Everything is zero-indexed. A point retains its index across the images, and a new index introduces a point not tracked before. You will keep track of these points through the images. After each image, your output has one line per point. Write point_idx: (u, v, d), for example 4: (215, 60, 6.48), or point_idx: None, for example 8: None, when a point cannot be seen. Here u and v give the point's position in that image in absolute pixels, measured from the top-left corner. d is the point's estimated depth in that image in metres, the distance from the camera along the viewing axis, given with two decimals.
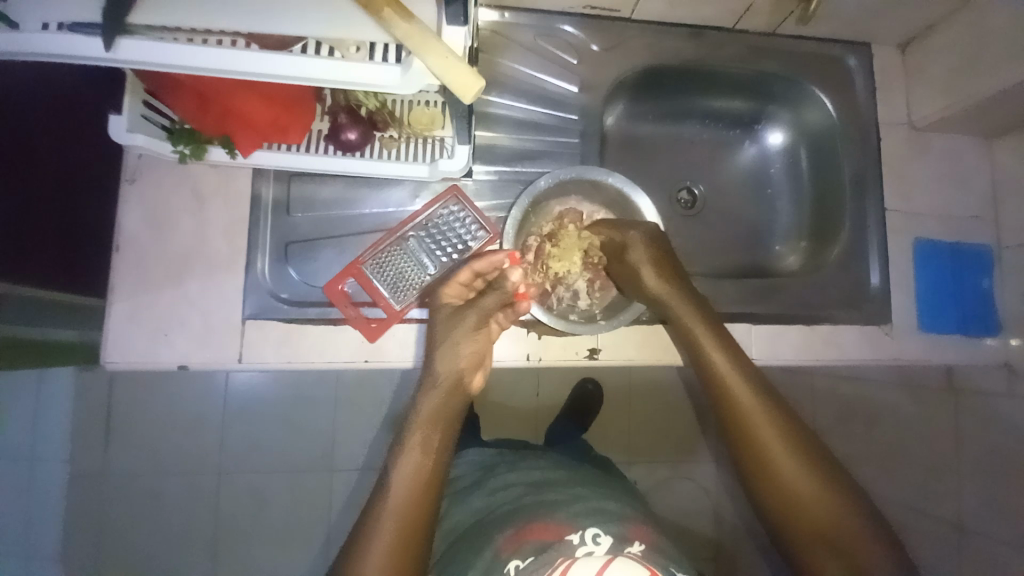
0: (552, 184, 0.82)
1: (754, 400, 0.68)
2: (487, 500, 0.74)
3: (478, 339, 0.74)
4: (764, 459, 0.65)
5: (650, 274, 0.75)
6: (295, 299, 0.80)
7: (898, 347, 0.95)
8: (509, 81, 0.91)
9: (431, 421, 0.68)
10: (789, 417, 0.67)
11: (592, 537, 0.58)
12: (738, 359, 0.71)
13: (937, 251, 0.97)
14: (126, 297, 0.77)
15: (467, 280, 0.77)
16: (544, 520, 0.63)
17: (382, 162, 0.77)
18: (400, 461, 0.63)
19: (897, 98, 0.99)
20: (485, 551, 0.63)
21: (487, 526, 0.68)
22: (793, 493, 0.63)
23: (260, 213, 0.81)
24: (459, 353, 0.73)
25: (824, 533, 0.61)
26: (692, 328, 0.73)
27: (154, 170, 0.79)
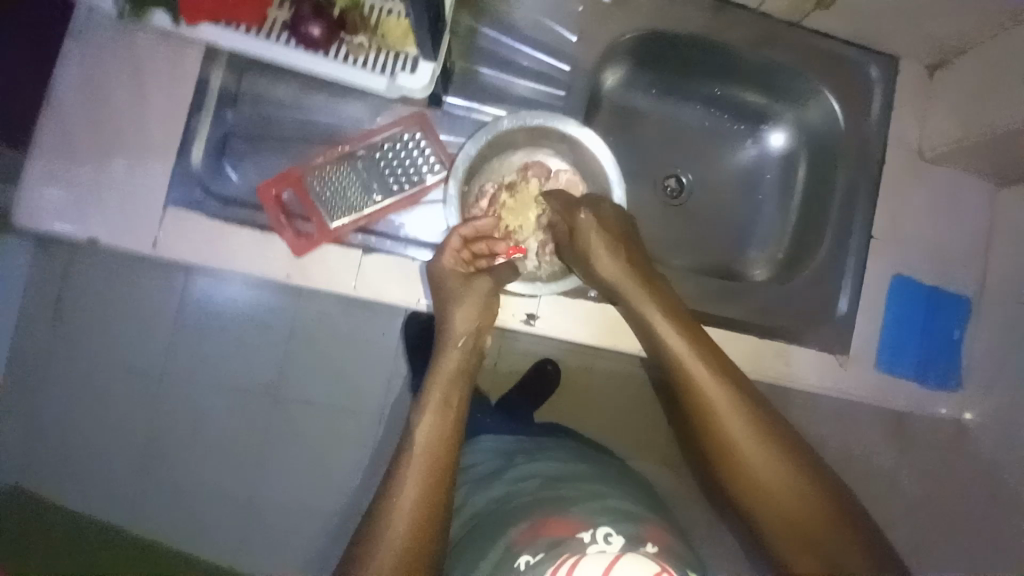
0: (513, 126, 0.75)
1: (723, 394, 0.64)
2: (509, 490, 0.67)
3: (474, 303, 0.70)
4: (733, 458, 0.63)
5: (606, 258, 0.72)
6: (224, 197, 0.75)
7: (852, 379, 0.91)
8: (502, 15, 0.83)
9: (446, 396, 0.65)
10: (758, 408, 0.64)
11: (604, 536, 0.54)
12: (705, 349, 0.67)
13: (915, 290, 0.92)
14: (47, 159, 0.72)
15: (460, 249, 0.73)
16: (561, 515, 0.59)
17: (340, 64, 0.71)
18: (418, 425, 0.63)
19: (913, 121, 0.93)
20: (500, 542, 0.60)
21: (504, 517, 0.63)
22: (766, 492, 0.61)
23: (201, 99, 0.74)
24: (455, 324, 0.69)
25: (802, 532, 0.59)
26: (651, 318, 0.70)
27: (101, 32, 0.73)
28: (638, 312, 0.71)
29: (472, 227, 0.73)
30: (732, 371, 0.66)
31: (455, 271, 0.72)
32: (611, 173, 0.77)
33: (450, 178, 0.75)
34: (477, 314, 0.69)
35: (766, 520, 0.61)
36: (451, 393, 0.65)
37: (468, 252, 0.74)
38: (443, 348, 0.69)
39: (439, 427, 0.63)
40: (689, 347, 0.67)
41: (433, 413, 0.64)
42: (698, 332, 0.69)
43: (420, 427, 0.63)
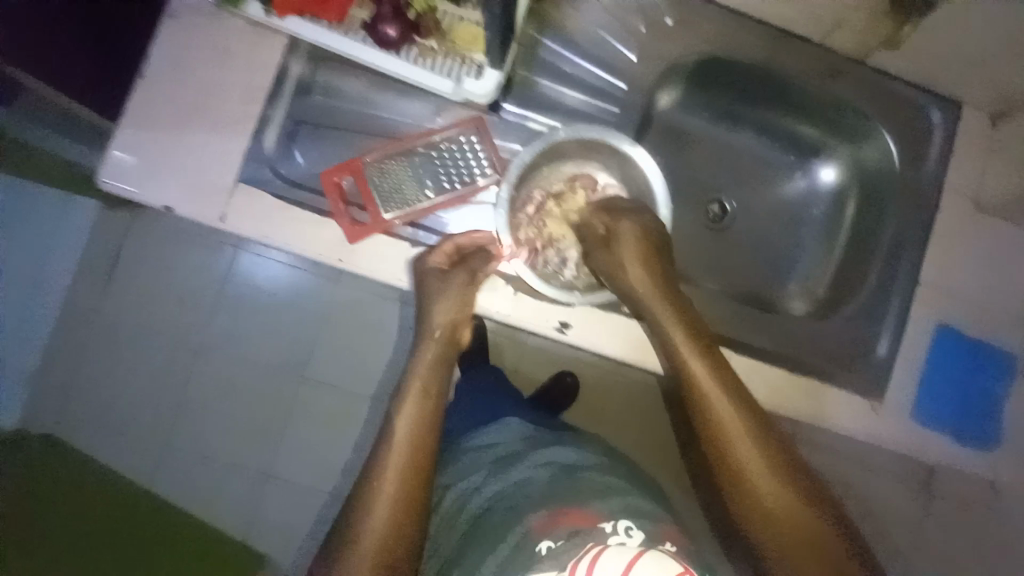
0: (572, 136, 0.77)
1: (732, 411, 0.63)
2: (520, 477, 0.67)
3: (455, 301, 0.75)
4: (739, 477, 0.60)
5: (633, 266, 0.73)
6: (291, 179, 0.79)
7: (884, 426, 0.88)
8: (565, 28, 0.86)
9: (423, 386, 0.69)
10: (763, 422, 0.62)
11: (625, 530, 0.56)
12: (718, 363, 0.67)
13: (958, 342, 0.89)
14: (129, 124, 0.76)
15: (446, 251, 0.78)
16: (581, 508, 0.60)
17: (410, 66, 0.75)
18: (398, 413, 0.66)
19: (975, 169, 0.90)
20: (516, 529, 0.61)
21: (515, 503, 0.64)
22: (769, 507, 0.58)
23: (278, 87, 0.79)
24: (434, 320, 0.75)
25: (805, 551, 0.55)
26: (666, 325, 0.71)
27: (190, 14, 0.77)
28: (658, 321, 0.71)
29: (466, 237, 0.78)
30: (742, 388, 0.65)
31: (435, 269, 0.77)
32: (660, 194, 0.79)
33: (502, 183, 0.77)
34: (454, 309, 0.75)
35: (769, 538, 0.57)
36: (429, 382, 0.69)
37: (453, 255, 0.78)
38: (424, 339, 0.74)
39: (414, 411, 0.66)
40: (704, 358, 0.67)
41: (413, 404, 0.67)
42: (712, 347, 0.69)
43: (398, 414, 0.66)
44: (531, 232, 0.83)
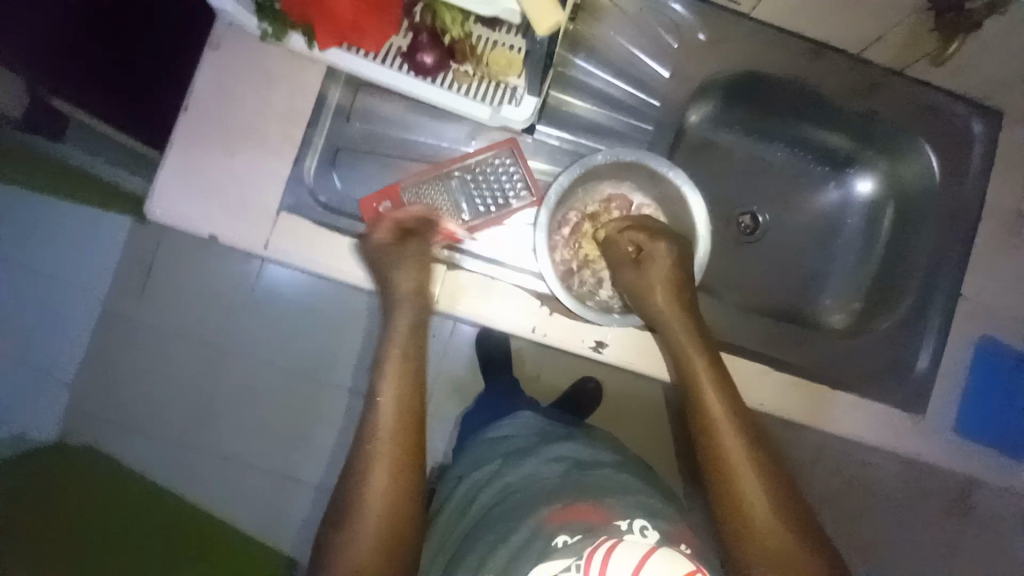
0: (608, 160, 0.78)
1: (744, 457, 0.61)
2: (537, 469, 0.71)
3: (416, 261, 0.75)
4: (750, 528, 0.57)
5: (661, 291, 0.73)
6: (331, 206, 0.81)
7: (921, 441, 0.87)
8: (598, 47, 0.86)
9: (403, 352, 0.69)
10: (771, 460, 0.61)
11: (640, 529, 0.57)
12: (736, 405, 0.65)
13: (999, 356, 0.88)
14: (177, 152, 0.78)
15: (393, 224, 0.77)
16: (592, 504, 0.61)
17: (447, 94, 0.76)
18: (383, 382, 0.66)
19: (1016, 182, 0.88)
20: (527, 521, 0.61)
21: (530, 497, 0.66)
22: (768, 545, 0.55)
23: (320, 114, 0.81)
24: (398, 282, 0.74)
25: None
26: (687, 349, 0.71)
27: (236, 43, 0.79)
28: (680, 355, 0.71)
29: (404, 211, 0.78)
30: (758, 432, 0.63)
31: (382, 240, 0.76)
32: (699, 219, 0.79)
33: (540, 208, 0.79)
34: (416, 272, 0.74)
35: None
36: (409, 348, 0.69)
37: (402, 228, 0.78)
38: (397, 303, 0.73)
39: (404, 380, 0.66)
40: (723, 397, 0.66)
41: (398, 369, 0.67)
42: (733, 388, 0.68)
43: (385, 383, 0.66)
44: (567, 253, 0.85)
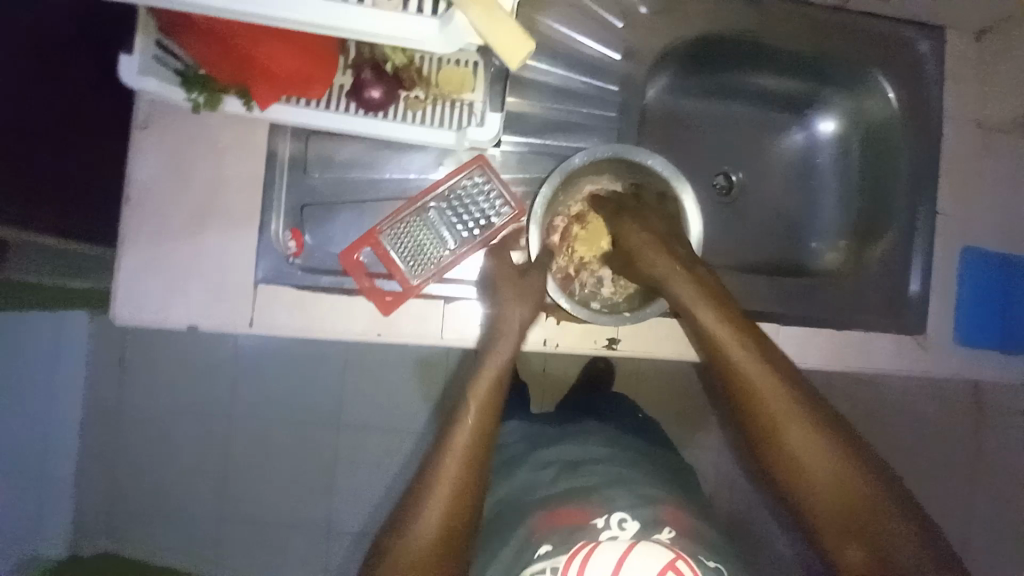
0: (587, 162, 0.77)
1: (787, 415, 0.64)
2: (529, 478, 0.74)
3: (524, 296, 0.73)
4: (808, 478, 0.61)
5: (650, 259, 0.74)
6: (310, 266, 0.77)
7: (933, 358, 0.88)
8: (546, 43, 0.83)
9: (497, 376, 0.69)
10: (800, 392, 0.65)
11: (618, 522, 0.63)
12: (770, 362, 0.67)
13: (988, 263, 0.90)
14: (136, 251, 0.72)
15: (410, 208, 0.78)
16: (578, 505, 0.65)
17: (403, 125, 0.71)
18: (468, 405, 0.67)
19: (967, 93, 0.91)
20: (519, 530, 0.65)
21: (523, 509, 0.69)
22: (809, 473, 0.61)
23: (275, 172, 0.77)
24: (508, 319, 0.72)
25: (852, 510, 0.59)
26: (694, 305, 0.71)
27: (166, 119, 0.73)
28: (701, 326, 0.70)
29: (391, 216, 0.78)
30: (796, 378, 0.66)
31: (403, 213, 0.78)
32: (693, 214, 0.78)
33: (528, 222, 0.76)
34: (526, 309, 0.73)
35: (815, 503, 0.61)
36: (502, 372, 0.69)
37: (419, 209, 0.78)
38: (499, 333, 0.72)
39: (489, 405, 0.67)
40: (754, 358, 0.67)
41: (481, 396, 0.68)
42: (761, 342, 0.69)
43: (468, 403, 0.67)
44: (562, 258, 0.84)
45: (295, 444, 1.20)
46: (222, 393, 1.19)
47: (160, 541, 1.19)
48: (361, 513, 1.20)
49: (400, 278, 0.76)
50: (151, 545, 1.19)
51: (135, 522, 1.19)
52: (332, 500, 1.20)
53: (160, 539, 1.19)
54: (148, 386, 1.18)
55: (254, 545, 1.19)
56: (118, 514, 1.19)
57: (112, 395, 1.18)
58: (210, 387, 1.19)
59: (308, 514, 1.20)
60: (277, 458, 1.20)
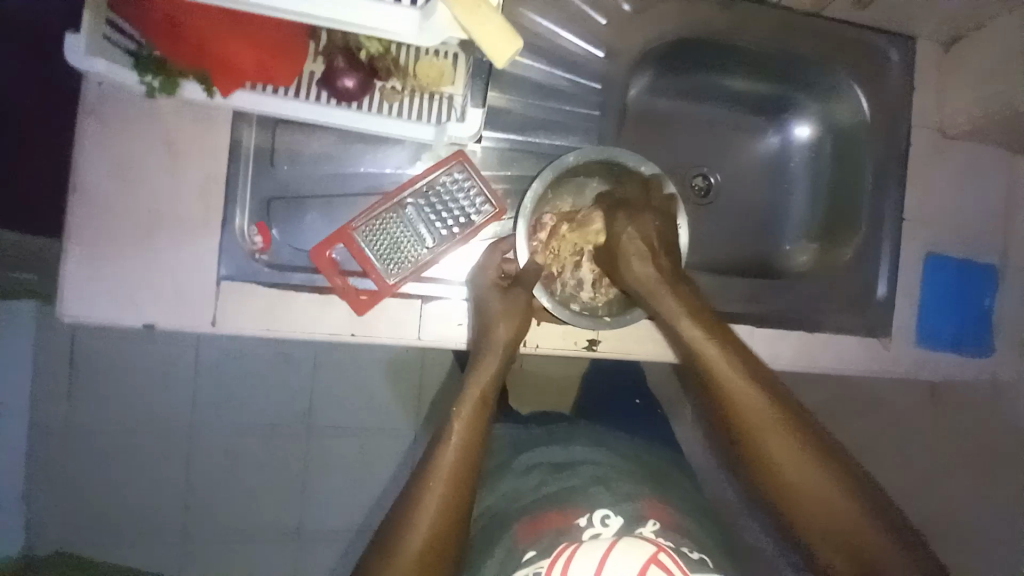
0: (580, 160, 0.77)
1: (766, 423, 0.67)
2: (514, 484, 0.77)
3: (514, 318, 0.72)
4: (788, 484, 0.65)
5: (640, 263, 0.76)
6: (276, 264, 0.73)
7: (895, 359, 0.91)
8: (528, 37, 0.81)
9: (483, 395, 0.69)
10: (777, 402, 0.69)
11: (602, 519, 0.66)
12: (750, 371, 0.71)
13: (949, 267, 0.92)
14: (85, 246, 0.67)
15: (380, 205, 0.75)
16: (561, 508, 0.68)
17: (378, 117, 0.68)
18: (453, 421, 0.66)
19: (933, 101, 0.93)
20: (503, 542, 0.67)
21: (507, 515, 0.72)
22: (791, 484, 0.65)
23: (239, 164, 0.73)
24: (497, 340, 0.71)
25: (831, 523, 0.63)
26: (677, 320, 0.73)
27: (118, 105, 0.68)
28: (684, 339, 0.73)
29: (365, 211, 0.75)
30: (775, 387, 0.70)
31: (371, 214, 0.75)
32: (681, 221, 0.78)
33: (517, 215, 0.75)
34: (516, 326, 0.72)
35: (796, 511, 0.65)
36: (489, 391, 0.69)
37: (389, 206, 0.75)
38: (484, 355, 0.71)
39: (477, 420, 0.67)
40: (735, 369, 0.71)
41: (469, 412, 0.68)
42: (740, 352, 0.72)
43: (455, 422, 0.66)
44: (547, 257, 0.83)
45: (263, 445, 1.16)
46: (182, 392, 1.14)
47: (118, 547, 1.13)
48: (335, 512, 1.17)
49: (373, 276, 0.73)
50: (108, 551, 1.13)
51: (90, 529, 1.13)
52: (304, 498, 1.17)
53: (118, 545, 1.13)
54: (102, 385, 1.11)
55: (221, 548, 1.15)
56: (71, 521, 1.12)
57: (62, 397, 1.11)
58: (170, 387, 1.13)
59: (279, 515, 1.16)
60: (245, 458, 1.15)
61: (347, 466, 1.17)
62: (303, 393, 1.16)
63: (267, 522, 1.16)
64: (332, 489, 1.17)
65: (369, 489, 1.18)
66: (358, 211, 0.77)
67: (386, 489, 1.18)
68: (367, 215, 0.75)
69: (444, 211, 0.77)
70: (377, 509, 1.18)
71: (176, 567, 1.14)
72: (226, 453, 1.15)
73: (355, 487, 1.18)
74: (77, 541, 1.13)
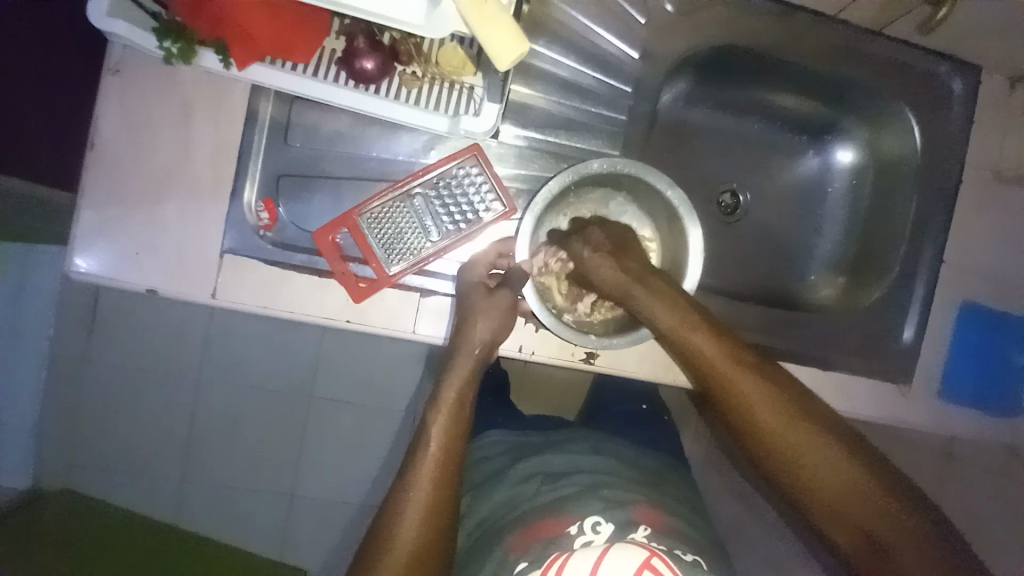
0: (604, 169, 0.73)
1: (799, 440, 0.61)
2: (511, 494, 0.73)
3: (494, 316, 0.70)
4: (841, 506, 0.58)
5: (612, 264, 0.71)
6: (281, 242, 0.73)
7: (914, 410, 0.85)
8: (560, 31, 0.77)
9: (458, 397, 0.68)
10: (790, 401, 0.63)
11: (593, 526, 0.61)
12: (770, 383, 0.64)
13: (984, 318, 0.86)
14: (96, 204, 0.68)
15: (391, 191, 0.74)
16: (553, 516, 0.64)
17: (392, 103, 0.66)
18: (432, 422, 0.65)
19: (991, 138, 0.86)
20: (496, 551, 0.63)
21: (500, 524, 0.69)
22: (826, 491, 0.59)
23: (253, 135, 0.72)
24: (473, 335, 0.69)
25: (873, 532, 0.57)
26: (670, 321, 0.67)
27: (140, 66, 0.68)
28: (698, 352, 0.67)
29: (374, 198, 0.74)
30: (799, 397, 0.64)
31: (378, 200, 0.73)
32: (696, 246, 0.74)
33: (526, 212, 0.72)
34: (494, 326, 0.69)
35: (839, 526, 0.58)
36: (465, 393, 0.68)
37: (398, 194, 0.74)
38: (459, 355, 0.69)
39: (456, 422, 0.66)
40: (755, 382, 0.64)
41: (446, 414, 0.66)
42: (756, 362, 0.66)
43: (433, 426, 0.65)
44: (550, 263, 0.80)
45: (262, 412, 1.18)
46: (190, 352, 1.16)
47: (118, 492, 1.18)
48: (326, 486, 1.19)
49: (373, 264, 0.72)
50: (108, 494, 1.18)
51: (96, 471, 1.17)
52: (298, 469, 1.18)
53: (120, 490, 1.18)
54: (114, 336, 1.15)
55: (215, 506, 1.18)
56: (77, 461, 1.17)
57: (77, 342, 1.14)
58: (179, 346, 1.16)
59: (272, 482, 1.18)
60: (245, 423, 1.18)
61: (341, 443, 1.19)
62: (304, 365, 1.18)
63: (258, 487, 1.18)
64: (325, 463, 1.19)
65: (360, 468, 1.19)
66: (367, 195, 0.76)
67: (377, 470, 1.19)
68: (378, 198, 0.73)
69: (453, 206, 0.75)
70: (366, 488, 1.19)
71: (170, 519, 1.18)
72: (225, 416, 1.17)
73: (348, 464, 1.19)
74: (83, 480, 1.17)
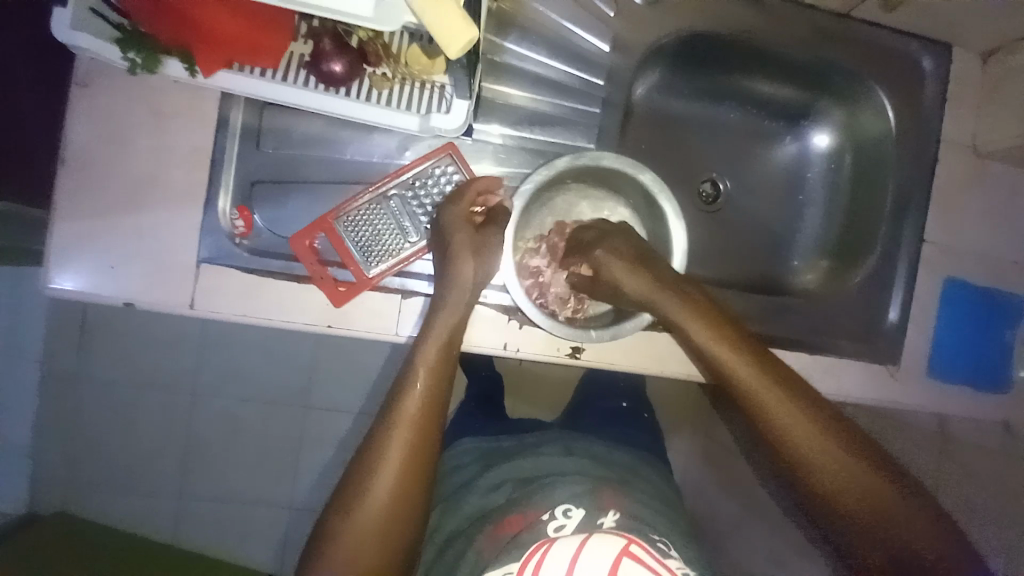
0: (615, 166, 0.75)
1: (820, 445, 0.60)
2: (479, 502, 0.72)
3: (478, 256, 0.69)
4: (876, 508, 0.58)
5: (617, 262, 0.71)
6: (257, 249, 0.73)
7: (902, 390, 0.85)
8: (531, 27, 0.78)
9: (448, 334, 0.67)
10: (776, 369, 0.65)
11: (565, 512, 0.61)
12: (761, 365, 0.65)
13: (969, 294, 0.86)
14: (68, 220, 0.67)
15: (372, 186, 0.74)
16: (518, 511, 0.64)
17: (362, 104, 0.66)
18: (420, 359, 0.65)
19: (965, 115, 0.86)
20: (468, 553, 0.63)
21: (466, 533, 0.68)
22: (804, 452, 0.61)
23: (225, 141, 0.72)
24: (461, 276, 0.68)
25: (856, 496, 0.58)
26: (662, 300, 0.69)
27: (110, 78, 0.68)
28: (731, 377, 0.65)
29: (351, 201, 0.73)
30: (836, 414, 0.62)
31: (360, 196, 0.73)
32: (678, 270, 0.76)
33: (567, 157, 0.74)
34: (477, 270, 0.68)
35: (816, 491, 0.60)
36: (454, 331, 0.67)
37: (375, 189, 0.74)
38: (446, 290, 0.68)
39: (440, 361, 0.66)
40: (780, 395, 0.63)
41: (434, 348, 0.66)
42: (767, 360, 0.66)
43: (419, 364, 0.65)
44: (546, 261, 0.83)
45: (254, 424, 1.17)
46: (179, 366, 1.15)
47: (112, 512, 1.16)
48: (322, 497, 1.18)
49: (352, 265, 0.72)
50: (103, 514, 1.17)
51: (90, 491, 1.16)
52: (292, 481, 1.17)
53: (116, 508, 1.16)
54: (102, 354, 1.13)
55: (211, 521, 1.17)
56: (72, 482, 1.16)
57: (65, 363, 1.13)
58: (168, 360, 1.15)
59: (266, 495, 1.17)
60: (236, 436, 1.17)
61: (332, 454, 1.17)
62: (294, 375, 1.17)
63: (254, 499, 1.17)
64: (317, 474, 1.17)
65: None
66: (344, 196, 0.76)
67: None
68: (356, 198, 0.73)
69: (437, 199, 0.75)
70: None
71: (167, 536, 1.17)
72: (215, 430, 1.16)
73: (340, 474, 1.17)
74: (77, 500, 1.16)
